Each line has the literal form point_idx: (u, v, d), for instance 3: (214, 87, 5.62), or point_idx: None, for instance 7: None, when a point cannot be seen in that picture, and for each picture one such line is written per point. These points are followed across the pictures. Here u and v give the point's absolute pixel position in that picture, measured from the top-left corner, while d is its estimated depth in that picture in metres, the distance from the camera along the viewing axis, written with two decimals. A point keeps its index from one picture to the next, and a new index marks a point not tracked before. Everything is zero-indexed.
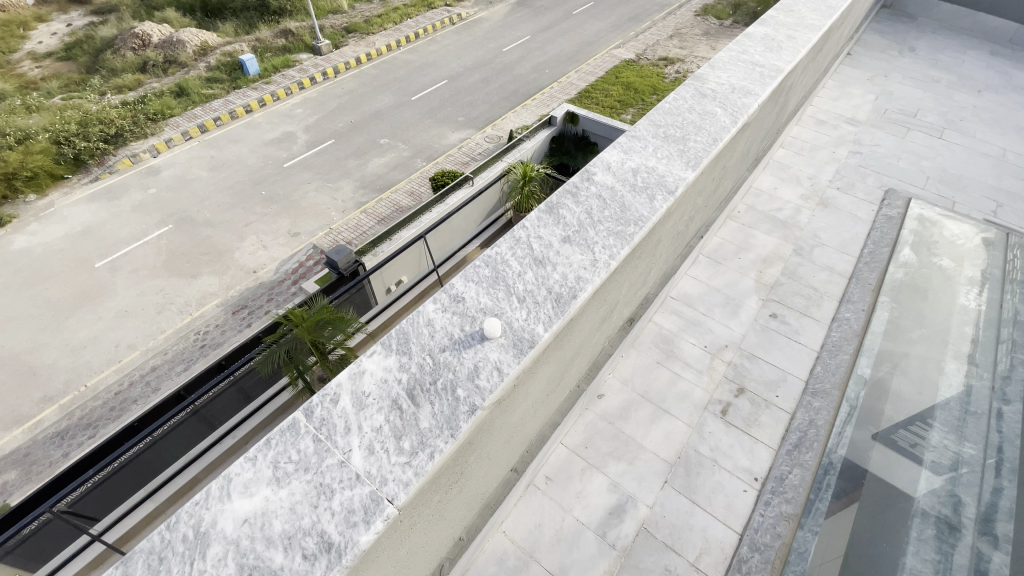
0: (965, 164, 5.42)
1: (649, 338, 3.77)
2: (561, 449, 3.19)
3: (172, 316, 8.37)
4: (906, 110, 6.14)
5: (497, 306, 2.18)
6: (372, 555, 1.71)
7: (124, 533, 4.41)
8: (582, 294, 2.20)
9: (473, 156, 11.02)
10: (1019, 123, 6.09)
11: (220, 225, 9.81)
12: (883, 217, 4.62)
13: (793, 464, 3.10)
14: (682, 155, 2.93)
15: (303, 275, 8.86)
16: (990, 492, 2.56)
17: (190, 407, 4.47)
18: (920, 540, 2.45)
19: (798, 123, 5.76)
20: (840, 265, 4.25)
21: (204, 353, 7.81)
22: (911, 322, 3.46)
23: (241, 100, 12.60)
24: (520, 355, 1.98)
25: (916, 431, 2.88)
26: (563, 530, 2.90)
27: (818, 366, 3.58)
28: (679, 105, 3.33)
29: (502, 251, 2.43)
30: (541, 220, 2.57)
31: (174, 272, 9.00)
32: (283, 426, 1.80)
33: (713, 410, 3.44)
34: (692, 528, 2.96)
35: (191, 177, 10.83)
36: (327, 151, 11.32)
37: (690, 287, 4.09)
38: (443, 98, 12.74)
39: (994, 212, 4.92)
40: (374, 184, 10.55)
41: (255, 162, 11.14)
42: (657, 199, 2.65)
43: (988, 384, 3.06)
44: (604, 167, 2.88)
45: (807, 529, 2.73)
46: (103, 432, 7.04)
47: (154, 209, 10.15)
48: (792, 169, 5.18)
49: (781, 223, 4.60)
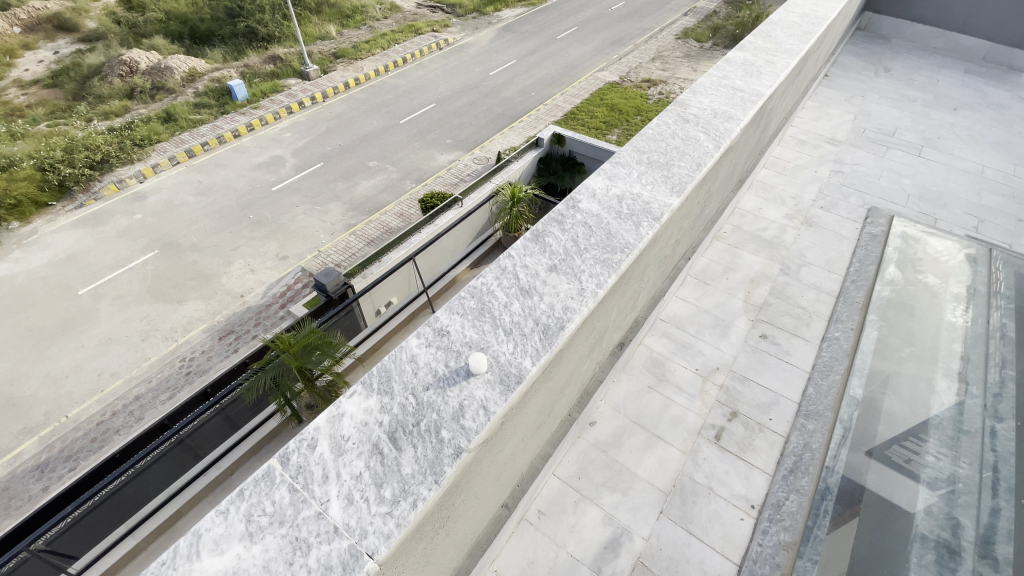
0: (944, 181, 5.53)
1: (639, 362, 3.73)
2: (553, 481, 3.11)
3: (156, 343, 8.18)
4: (884, 129, 6.28)
5: (483, 339, 2.13)
6: None
7: (104, 571, 4.22)
8: (570, 325, 2.16)
9: (462, 177, 11.09)
10: (994, 140, 6.24)
11: (207, 249, 9.69)
12: (867, 235, 4.67)
13: (789, 490, 3.03)
14: (667, 180, 2.94)
15: (291, 298, 8.75)
16: (988, 514, 2.52)
17: (175, 437, 4.31)
18: (921, 566, 2.39)
19: (780, 144, 5.87)
20: (827, 284, 4.28)
21: (189, 380, 7.61)
22: (900, 339, 3.45)
23: (229, 125, 12.61)
24: (507, 392, 1.92)
25: (909, 451, 2.85)
26: (556, 567, 2.79)
27: (810, 388, 3.56)
28: (662, 131, 3.36)
29: (487, 281, 2.39)
30: (527, 249, 2.54)
31: (159, 297, 8.84)
32: (258, 475, 1.72)
33: (707, 435, 3.38)
34: (690, 561, 2.86)
35: (178, 202, 10.73)
36: (316, 175, 11.31)
37: (679, 309, 4.07)
38: (431, 121, 12.85)
39: (976, 227, 4.98)
40: (363, 206, 10.52)
41: (243, 186, 11.09)
42: (643, 226, 2.64)
43: (981, 402, 3.04)
44: (589, 194, 2.87)
45: (807, 558, 2.61)
46: (84, 464, 6.79)
47: (139, 234, 10.00)
48: (775, 189, 5.25)
49: (768, 242, 4.63)
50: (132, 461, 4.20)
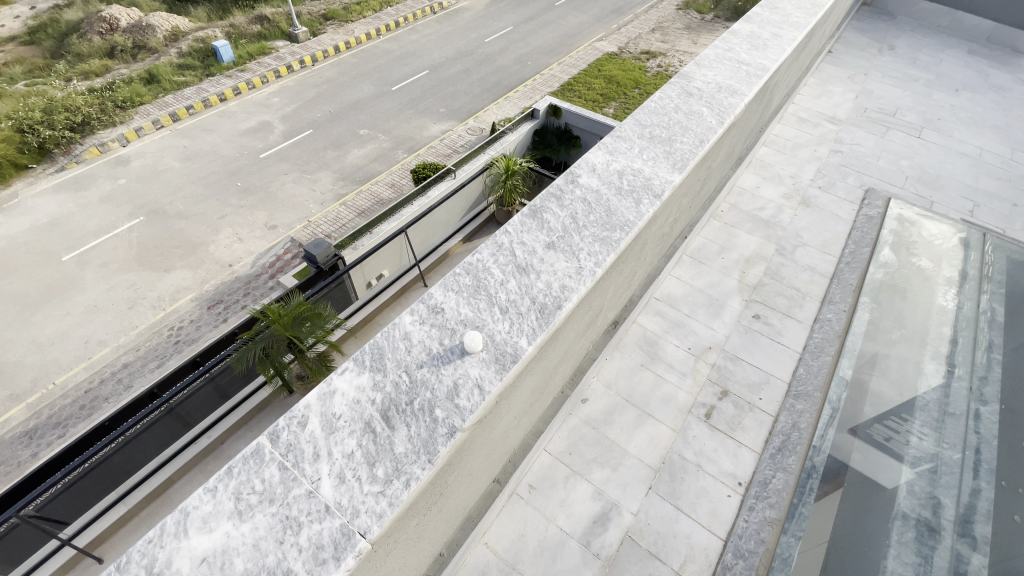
0: (942, 164, 5.50)
1: (633, 339, 3.71)
2: (544, 456, 3.11)
3: (144, 311, 8.07)
4: (885, 108, 6.19)
5: (478, 318, 2.09)
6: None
7: (95, 537, 4.22)
8: (567, 304, 2.12)
9: (455, 148, 10.85)
10: (994, 123, 6.17)
11: (194, 217, 9.48)
12: (863, 217, 4.66)
13: (776, 468, 3.06)
14: (669, 156, 2.87)
15: (280, 269, 8.62)
16: (968, 494, 2.64)
17: (165, 406, 4.29)
18: (901, 544, 2.50)
19: (780, 121, 5.78)
20: (821, 265, 4.26)
21: (178, 349, 7.54)
22: (891, 322, 3.50)
23: (215, 87, 12.18)
24: (502, 371, 1.89)
25: (893, 430, 2.93)
26: (546, 540, 2.81)
27: (800, 368, 3.56)
28: (665, 104, 3.26)
29: (483, 258, 2.33)
30: (525, 225, 2.47)
31: (146, 265, 8.67)
32: (246, 452, 1.69)
33: (697, 414, 3.38)
34: (676, 535, 2.89)
35: (162, 167, 10.44)
36: (305, 142, 11.01)
37: (674, 288, 4.03)
38: (425, 89, 12.50)
39: (971, 212, 4.97)
40: (354, 176, 10.29)
41: (230, 153, 10.79)
42: (643, 203, 2.58)
43: (967, 385, 3.12)
44: (588, 168, 2.80)
45: (790, 534, 2.70)
46: (73, 431, 6.76)
47: (123, 200, 9.75)
48: (774, 167, 5.17)
49: (764, 222, 4.59)
50: (123, 427, 4.18)
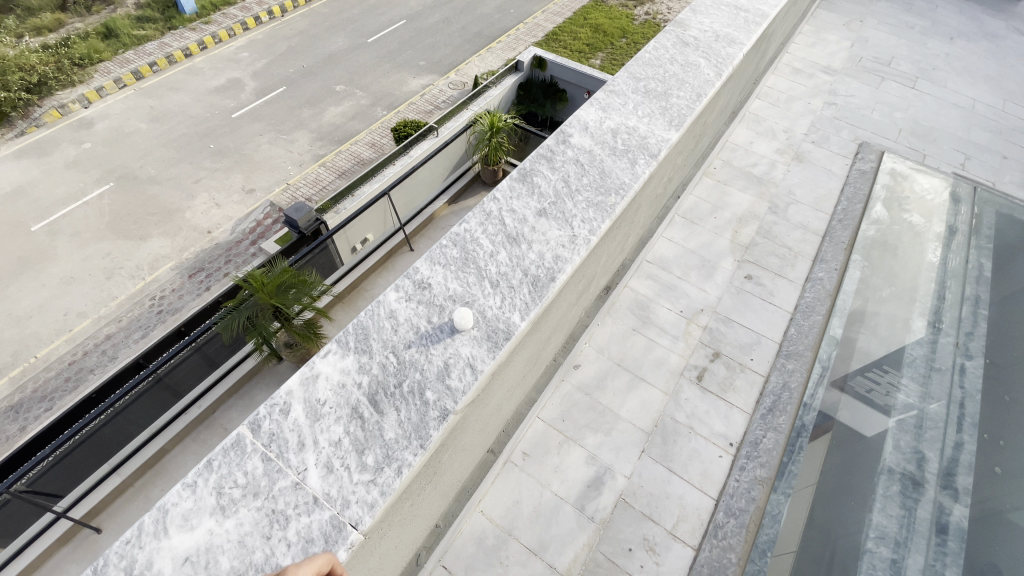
0: (936, 116, 5.39)
1: (625, 304, 3.64)
2: (537, 423, 3.09)
3: (123, 281, 7.81)
4: (880, 57, 6.00)
5: (468, 293, 1.99)
6: (364, 552, 1.68)
7: (91, 508, 4.18)
8: (561, 276, 2.03)
9: (437, 104, 10.40)
10: (988, 72, 6.04)
11: (168, 182, 9.07)
12: (856, 171, 4.57)
13: (767, 428, 3.09)
14: (665, 112, 2.71)
15: (262, 235, 8.36)
16: (952, 447, 2.76)
17: (153, 376, 4.20)
18: (887, 497, 2.61)
19: (774, 72, 5.56)
20: (814, 222, 4.19)
21: (162, 319, 7.38)
22: (882, 280, 3.50)
23: (179, 42, 11.42)
24: (495, 349, 1.82)
25: (875, 382, 3.03)
26: (542, 506, 2.83)
27: (792, 328, 3.54)
28: (659, 55, 3.07)
29: (471, 227, 2.21)
30: (514, 190, 2.34)
31: (120, 234, 8.34)
32: (226, 444, 1.61)
33: (689, 376, 3.38)
34: (669, 497, 2.93)
35: (129, 130, 9.88)
36: (279, 100, 10.45)
37: (666, 250, 3.95)
38: (402, 41, 11.85)
39: (963, 165, 4.91)
40: (332, 135, 9.85)
41: (200, 113, 10.22)
42: (638, 164, 2.46)
43: (953, 340, 3.21)
44: (581, 127, 2.64)
45: (780, 492, 2.74)
46: (60, 404, 6.64)
47: (90, 165, 9.26)
48: (767, 122, 5.01)
49: (756, 179, 4.49)
50: (110, 399, 4.10)
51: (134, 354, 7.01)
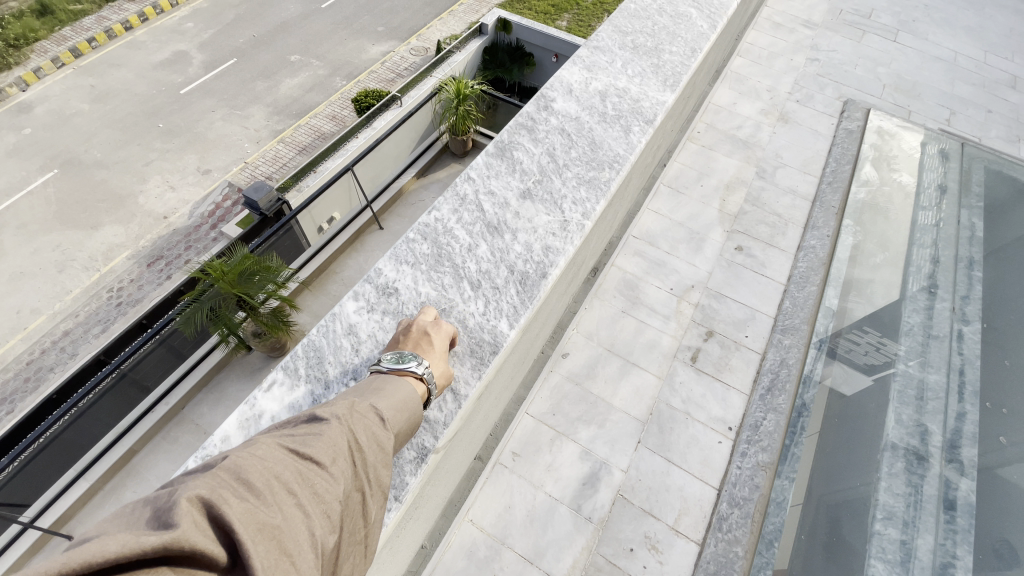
0: (919, 70, 5.21)
1: (613, 284, 3.41)
2: (526, 420, 2.88)
3: (77, 273, 7.27)
4: (861, 10, 5.76)
5: (444, 298, 1.69)
6: None
7: (60, 515, 4.11)
8: (554, 270, 1.77)
9: (399, 71, 9.78)
10: (967, 23, 5.89)
11: (116, 166, 8.38)
12: (843, 131, 4.37)
13: (766, 409, 2.94)
14: (658, 71, 2.41)
15: (222, 218, 7.77)
16: (955, 418, 2.49)
17: (116, 372, 4.11)
18: (891, 475, 2.37)
19: (755, 28, 5.27)
20: (803, 187, 4.01)
21: (123, 311, 6.93)
22: (875, 246, 3.35)
23: (118, 15, 10.44)
24: (481, 367, 1.56)
25: (863, 345, 2.90)
26: (536, 508, 2.64)
27: (786, 301, 3.39)
28: (646, 6, 2.74)
29: (444, 216, 1.90)
30: (493, 168, 2.03)
31: (69, 223, 7.73)
32: None
33: (683, 358, 3.21)
34: (670, 489, 2.79)
35: (70, 112, 9.08)
36: (230, 72, 9.66)
37: (652, 223, 3.71)
38: (358, 3, 11.04)
39: (948, 120, 4.78)
40: (289, 109, 9.17)
41: (144, 90, 9.40)
42: (633, 132, 2.17)
43: (949, 306, 2.95)
44: (564, 90, 2.32)
45: (784, 477, 2.59)
46: (22, 406, 6.32)
47: (32, 152, 8.55)
48: (750, 81, 4.74)
49: (742, 142, 4.25)
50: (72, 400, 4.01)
51: (95, 348, 6.60)
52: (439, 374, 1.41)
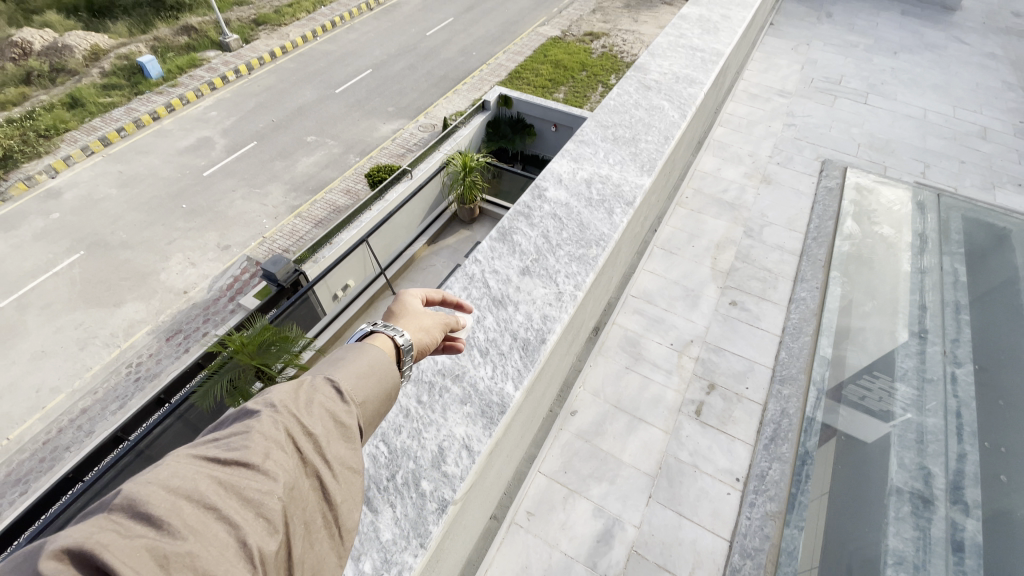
0: (891, 128, 5.61)
1: (615, 342, 3.62)
2: (539, 478, 3.00)
3: (97, 350, 7.63)
4: (830, 77, 6.27)
5: (458, 365, 1.92)
6: None
7: None
8: (552, 336, 2.01)
9: (408, 147, 10.55)
10: (933, 82, 6.37)
11: (140, 246, 8.95)
12: (823, 189, 4.69)
13: (772, 459, 3.03)
14: (636, 158, 2.76)
15: (239, 290, 8.23)
16: (955, 459, 2.61)
17: (134, 451, 4.11)
18: (898, 520, 2.48)
19: (732, 100, 5.77)
20: (789, 243, 4.26)
21: (140, 387, 7.20)
22: (863, 295, 3.54)
23: (145, 106, 11.46)
24: (491, 426, 1.76)
25: (867, 389, 3.03)
26: (552, 567, 2.70)
27: (782, 352, 3.55)
28: (625, 101, 3.15)
29: (455, 293, 2.16)
30: (495, 250, 2.32)
31: (92, 302, 8.20)
32: None
33: (687, 412, 3.33)
34: (682, 543, 2.83)
35: (99, 197, 9.84)
36: (251, 155, 10.47)
37: (649, 283, 3.96)
38: (370, 89, 12.07)
39: (923, 173, 5.10)
40: (306, 186, 9.84)
41: (171, 174, 10.19)
42: (616, 213, 2.47)
43: (941, 348, 3.11)
44: (555, 180, 2.66)
45: (793, 526, 2.66)
46: (35, 486, 6.46)
47: (60, 235, 9.17)
48: (732, 147, 5.16)
49: (728, 205, 4.58)
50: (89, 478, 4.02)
51: (111, 425, 6.80)
52: (416, 339, 1.32)
